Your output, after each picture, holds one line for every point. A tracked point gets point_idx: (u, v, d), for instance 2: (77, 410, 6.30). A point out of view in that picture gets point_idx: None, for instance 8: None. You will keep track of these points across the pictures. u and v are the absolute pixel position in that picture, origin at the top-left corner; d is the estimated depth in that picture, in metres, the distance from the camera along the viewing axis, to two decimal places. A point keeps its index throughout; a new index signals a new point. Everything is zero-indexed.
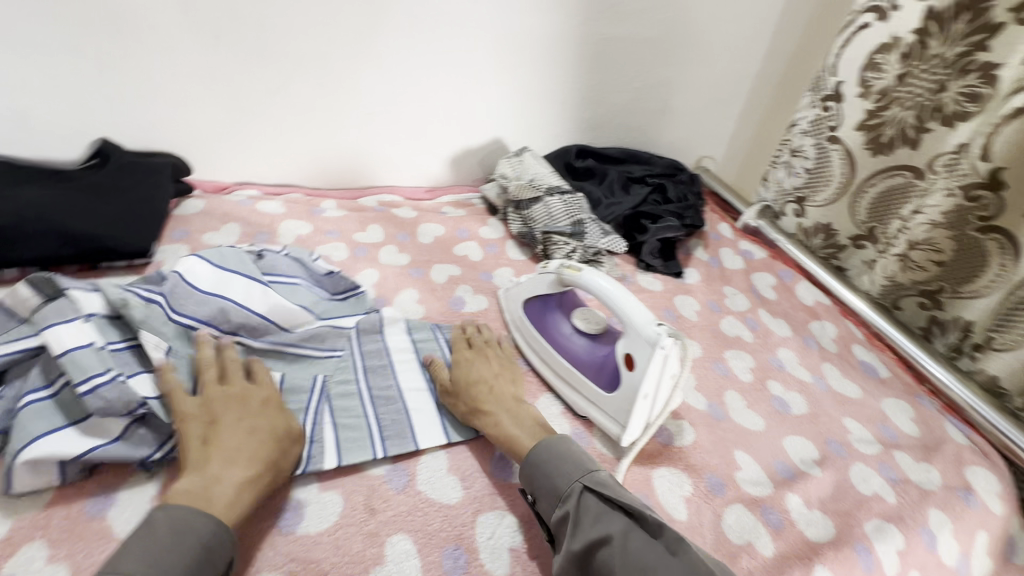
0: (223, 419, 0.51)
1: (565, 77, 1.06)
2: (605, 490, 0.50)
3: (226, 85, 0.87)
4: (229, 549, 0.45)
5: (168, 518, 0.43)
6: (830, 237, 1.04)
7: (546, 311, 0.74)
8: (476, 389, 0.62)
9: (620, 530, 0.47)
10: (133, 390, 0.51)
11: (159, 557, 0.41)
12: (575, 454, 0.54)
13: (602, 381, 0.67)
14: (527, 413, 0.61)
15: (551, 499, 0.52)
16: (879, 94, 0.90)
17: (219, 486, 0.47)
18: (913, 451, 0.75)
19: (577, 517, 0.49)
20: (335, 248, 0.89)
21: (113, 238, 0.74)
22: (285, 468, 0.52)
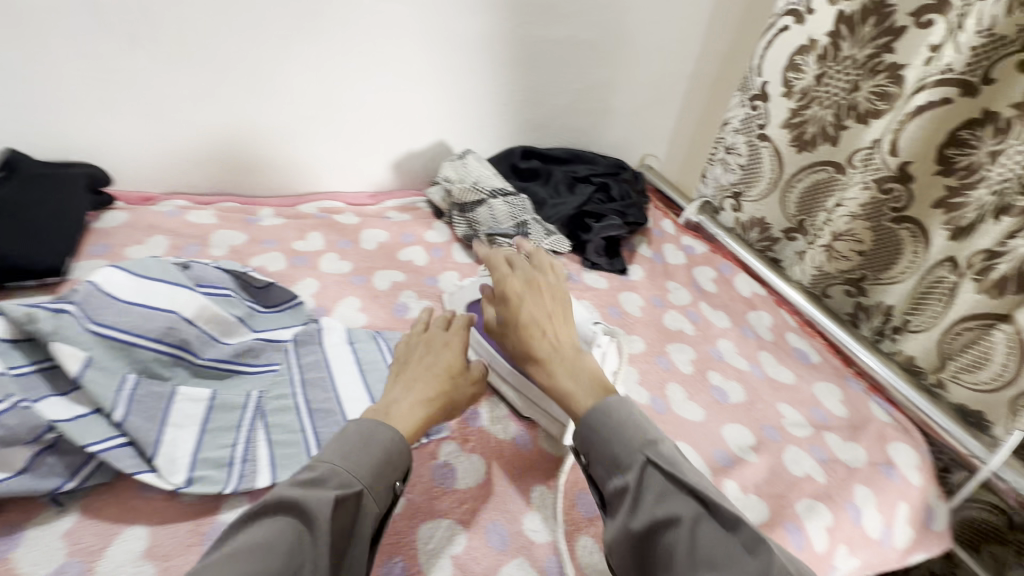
0: (409, 362, 0.59)
1: (505, 79, 1.07)
2: (672, 469, 0.46)
3: (147, 91, 0.83)
4: (404, 461, 0.49)
5: (356, 427, 0.48)
6: (765, 231, 1.09)
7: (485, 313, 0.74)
8: (529, 334, 0.59)
9: (687, 515, 0.44)
10: (37, 415, 0.47)
11: (351, 452, 0.46)
12: (641, 424, 0.50)
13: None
14: (586, 368, 0.57)
15: (610, 468, 0.49)
16: (800, 93, 0.95)
17: (396, 406, 0.53)
18: (841, 432, 0.79)
19: (639, 493, 0.46)
20: (272, 257, 0.86)
21: (20, 255, 0.69)
22: (457, 400, 0.57)
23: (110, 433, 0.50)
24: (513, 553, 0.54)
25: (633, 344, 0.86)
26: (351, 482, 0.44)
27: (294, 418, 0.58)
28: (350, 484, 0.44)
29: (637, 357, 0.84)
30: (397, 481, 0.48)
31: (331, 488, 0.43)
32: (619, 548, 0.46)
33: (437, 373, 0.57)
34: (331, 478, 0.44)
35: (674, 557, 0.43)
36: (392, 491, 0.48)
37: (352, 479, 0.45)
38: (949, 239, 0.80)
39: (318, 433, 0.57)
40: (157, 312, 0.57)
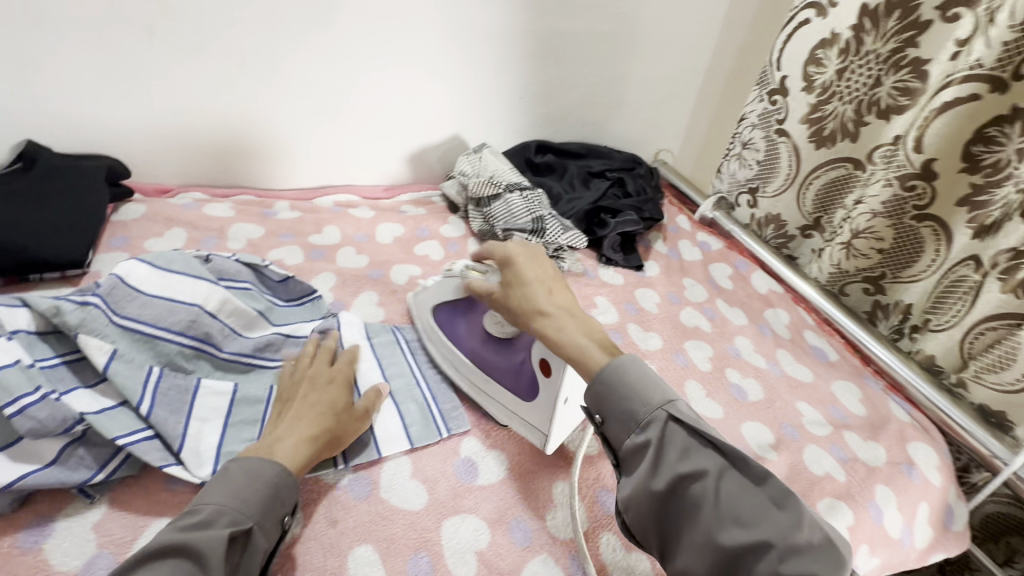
0: (293, 398, 0.55)
1: (521, 73, 1.06)
2: (695, 426, 0.46)
3: (164, 83, 0.82)
4: (292, 493, 0.47)
5: (241, 466, 0.46)
6: (780, 228, 1.08)
7: (457, 319, 0.70)
8: (531, 293, 0.57)
9: (713, 470, 0.44)
10: (67, 407, 0.47)
11: (239, 491, 0.44)
12: (657, 381, 0.49)
13: (521, 389, 0.62)
14: (593, 324, 0.55)
15: (626, 426, 0.48)
16: (821, 88, 0.93)
17: (280, 444, 0.49)
18: (861, 431, 0.79)
19: (661, 447, 0.46)
20: (289, 251, 0.86)
21: (43, 247, 0.69)
22: (341, 439, 0.54)
23: (138, 425, 0.51)
24: (537, 549, 0.54)
25: (650, 342, 0.86)
26: (241, 521, 0.42)
27: None
28: (240, 522, 0.42)
29: (654, 354, 0.84)
30: (286, 515, 0.47)
31: (221, 528, 0.41)
32: (639, 504, 0.46)
33: (321, 409, 0.53)
34: (218, 518, 0.42)
35: (699, 511, 0.43)
36: (282, 526, 0.46)
37: (242, 517, 0.43)
38: (972, 237, 0.79)
39: None
40: (180, 305, 0.57)
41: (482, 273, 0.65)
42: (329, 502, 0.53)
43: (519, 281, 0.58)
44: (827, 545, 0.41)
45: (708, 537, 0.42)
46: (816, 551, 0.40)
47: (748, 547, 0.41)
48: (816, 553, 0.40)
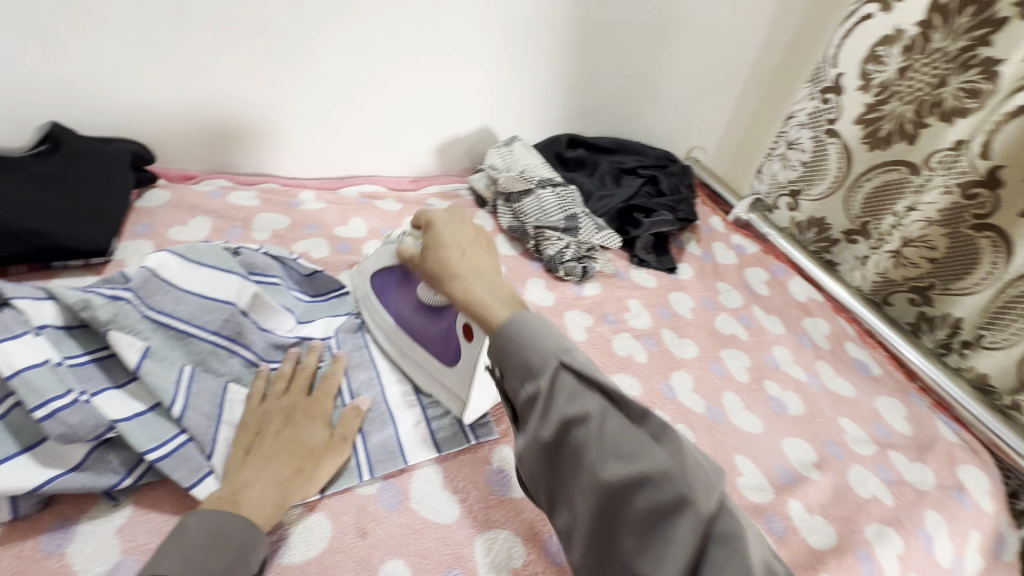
0: (264, 432, 0.51)
1: (556, 63, 1.02)
2: (585, 370, 0.39)
3: (190, 65, 0.79)
4: (260, 549, 0.44)
5: (199, 522, 0.42)
6: (822, 231, 1.05)
7: (393, 284, 0.65)
8: (446, 254, 0.50)
9: (597, 413, 0.37)
10: (98, 414, 0.46)
11: (197, 555, 0.40)
12: (552, 329, 0.42)
13: (445, 356, 0.59)
14: (504, 284, 0.48)
15: (518, 376, 0.41)
16: (879, 87, 0.89)
17: (247, 491, 0.46)
18: (908, 451, 0.75)
19: (549, 396, 0.39)
20: (315, 244, 0.83)
21: (67, 234, 0.67)
22: (318, 476, 0.50)
23: (169, 433, 0.49)
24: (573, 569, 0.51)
25: (685, 349, 0.82)
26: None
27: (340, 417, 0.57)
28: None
29: (689, 363, 0.80)
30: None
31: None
32: (532, 457, 0.39)
33: (295, 448, 0.50)
34: None
35: (583, 460, 0.37)
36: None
37: None
38: None
39: (367, 438, 0.56)
40: (213, 301, 0.56)
41: (415, 239, 0.59)
42: (358, 512, 0.51)
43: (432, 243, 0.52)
44: (710, 474, 0.35)
45: (591, 481, 0.36)
46: (699, 490, 0.34)
47: (630, 487, 0.35)
48: (699, 489, 0.34)
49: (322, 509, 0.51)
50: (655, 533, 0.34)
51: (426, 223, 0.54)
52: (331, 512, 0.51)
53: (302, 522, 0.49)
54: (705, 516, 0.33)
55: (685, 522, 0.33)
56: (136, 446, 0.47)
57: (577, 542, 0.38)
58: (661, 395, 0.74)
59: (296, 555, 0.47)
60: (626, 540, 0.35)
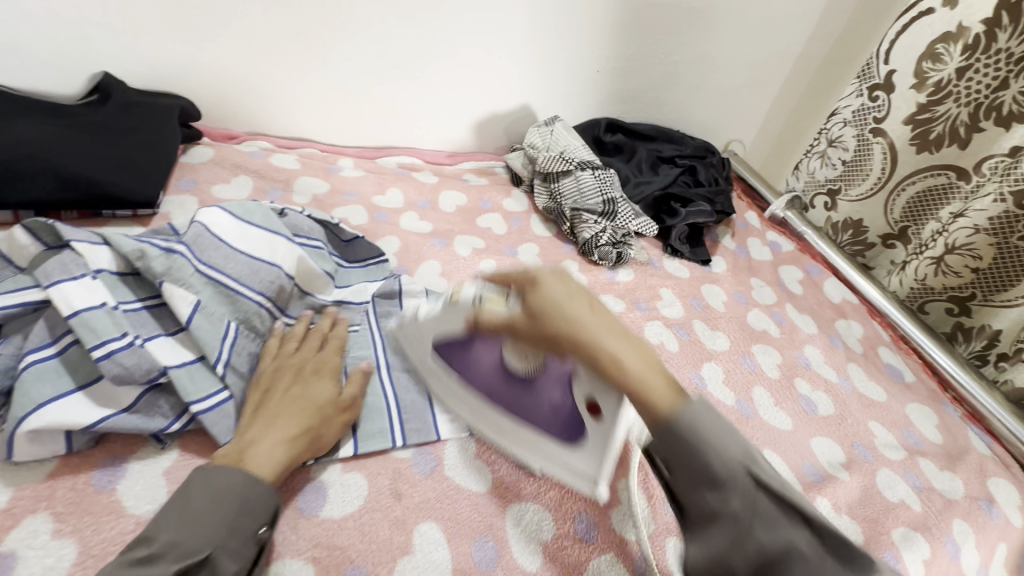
0: (272, 390, 0.50)
1: (602, 45, 1.00)
2: (782, 492, 0.36)
3: (240, 25, 0.79)
4: (272, 498, 0.43)
5: (200, 478, 0.41)
6: (858, 234, 1.04)
7: (464, 353, 0.55)
8: (572, 312, 0.43)
9: (806, 546, 0.34)
10: (152, 357, 0.47)
11: (195, 513, 0.40)
12: (735, 431, 0.38)
13: (560, 431, 0.52)
14: (649, 348, 0.43)
15: (697, 481, 0.38)
16: (934, 86, 0.86)
17: (254, 449, 0.45)
18: (937, 459, 0.74)
19: (742, 521, 0.36)
20: (353, 211, 0.83)
21: (117, 183, 0.67)
22: (326, 439, 0.49)
23: (212, 388, 0.50)
24: (602, 548, 0.51)
25: (716, 342, 0.82)
26: (194, 550, 0.38)
27: (375, 383, 0.57)
28: (193, 552, 0.38)
29: (720, 355, 0.80)
30: (261, 527, 0.42)
31: (168, 565, 0.37)
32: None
33: (304, 406, 0.48)
34: (170, 552, 0.38)
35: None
36: (256, 541, 0.41)
37: (195, 546, 0.38)
38: None
39: (401, 406, 0.57)
40: (260, 264, 0.57)
41: (501, 300, 0.49)
42: (393, 473, 0.52)
43: (545, 300, 0.44)
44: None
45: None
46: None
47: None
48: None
49: (358, 467, 0.52)
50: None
51: (531, 276, 0.46)
52: (368, 472, 0.52)
53: (340, 480, 0.50)
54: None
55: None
56: (183, 396, 0.48)
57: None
58: (691, 384, 0.74)
59: (333, 510, 0.48)
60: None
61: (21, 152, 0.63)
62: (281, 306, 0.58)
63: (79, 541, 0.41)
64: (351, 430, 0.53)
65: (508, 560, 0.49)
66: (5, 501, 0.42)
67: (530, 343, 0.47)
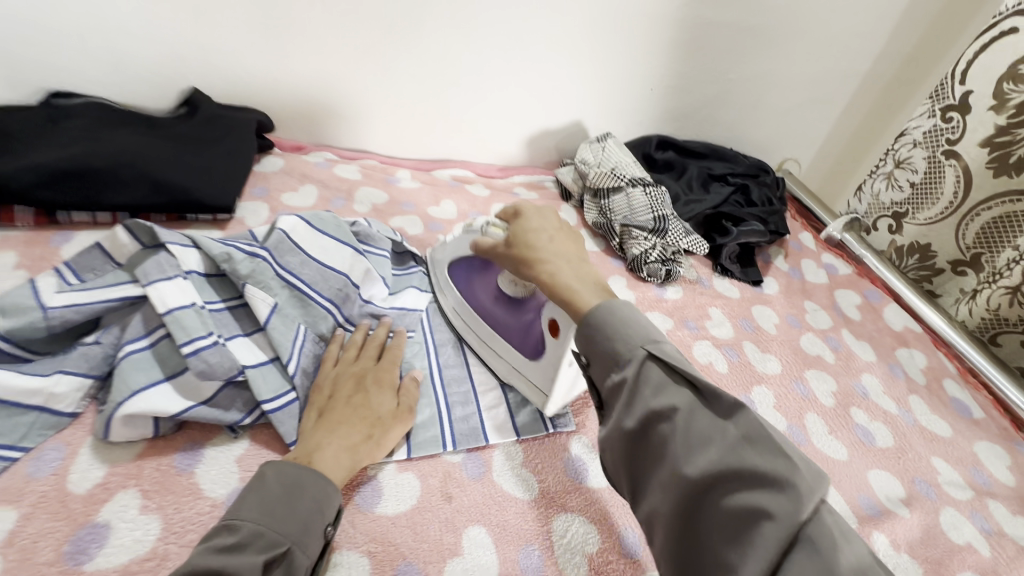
0: (336, 397, 0.52)
1: (658, 63, 1.01)
2: (670, 359, 0.39)
3: (317, 45, 0.85)
4: (336, 499, 0.45)
5: (277, 473, 0.43)
6: (926, 259, 1.01)
7: (472, 275, 0.67)
8: (533, 238, 0.53)
9: (685, 405, 0.37)
10: (232, 356, 0.51)
11: (274, 507, 0.42)
12: (641, 320, 0.42)
13: (526, 348, 0.60)
14: (591, 271, 0.50)
15: (606, 364, 0.42)
16: (1016, 108, 0.81)
17: (320, 453, 0.47)
18: (1010, 502, 0.70)
19: (636, 387, 0.40)
20: (410, 221, 0.87)
21: (200, 188, 0.73)
22: (385, 445, 0.52)
23: (283, 388, 0.54)
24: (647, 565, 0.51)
25: (767, 365, 0.80)
26: (277, 543, 0.40)
27: (427, 389, 0.61)
28: (276, 545, 0.40)
29: (772, 379, 0.78)
30: (327, 526, 0.44)
31: (256, 554, 0.38)
32: (614, 444, 0.40)
33: (366, 415, 0.51)
34: (254, 541, 0.39)
35: (665, 446, 0.37)
36: (323, 539, 0.43)
37: (277, 537, 0.40)
38: None
39: (451, 412, 0.59)
40: (332, 273, 0.61)
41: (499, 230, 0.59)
42: (444, 476, 0.54)
43: (519, 228, 0.55)
44: (812, 471, 0.34)
45: (671, 473, 0.36)
46: (792, 493, 0.32)
47: (714, 480, 0.35)
48: (797, 494, 0.32)
49: (411, 468, 0.54)
50: (745, 533, 0.33)
51: (516, 212, 0.57)
52: (420, 473, 0.53)
53: (394, 479, 0.52)
54: (800, 510, 0.32)
55: (771, 526, 0.32)
56: (257, 395, 0.51)
57: (654, 537, 0.38)
58: None
59: (388, 507, 0.50)
60: (708, 537, 0.34)
61: (121, 160, 0.69)
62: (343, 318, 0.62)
63: (163, 518, 0.44)
64: (406, 437, 0.55)
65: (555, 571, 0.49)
66: (101, 475, 0.46)
67: (508, 266, 0.56)
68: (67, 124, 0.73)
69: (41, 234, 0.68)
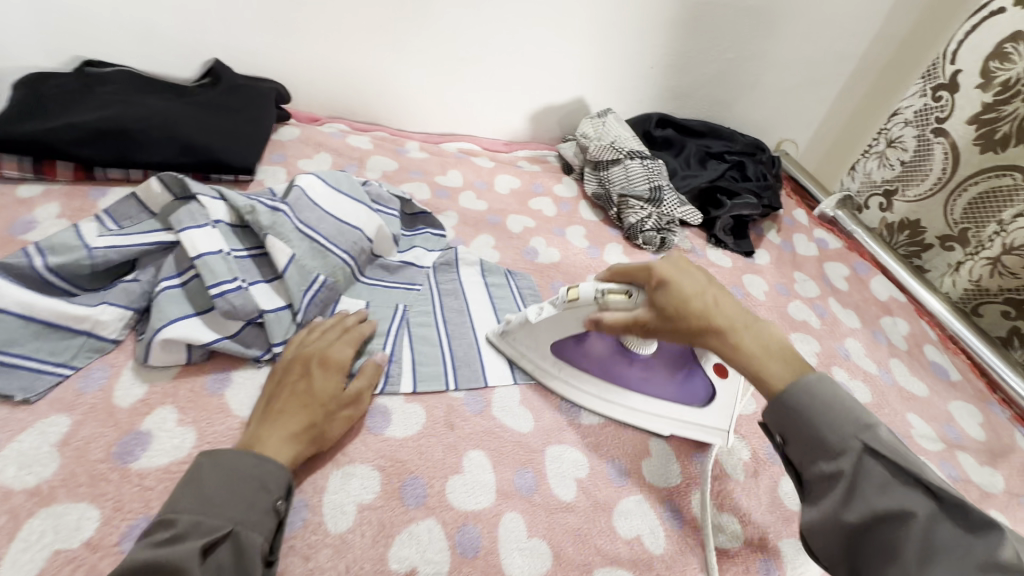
0: (281, 384, 0.51)
1: (659, 41, 1.04)
2: (890, 454, 0.39)
3: (333, 20, 0.89)
4: (280, 474, 0.44)
5: (210, 463, 0.43)
6: (915, 235, 1.04)
7: (581, 345, 0.61)
8: (702, 303, 0.48)
9: (923, 512, 0.37)
10: (254, 300, 0.56)
11: (211, 494, 0.42)
12: (850, 402, 0.42)
13: (691, 396, 0.60)
14: (772, 333, 0.47)
15: (812, 450, 0.42)
16: (1001, 86, 0.85)
17: (259, 444, 0.46)
18: (979, 455, 0.74)
19: (854, 480, 0.40)
20: (418, 187, 0.91)
21: (222, 150, 0.77)
22: (333, 428, 0.50)
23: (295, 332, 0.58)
24: (633, 490, 0.56)
25: None
26: (216, 526, 0.40)
27: (432, 334, 0.65)
28: (215, 528, 0.40)
29: None
30: (277, 500, 0.43)
31: (194, 540, 0.39)
32: (828, 534, 0.40)
33: (306, 402, 0.49)
34: (193, 529, 0.40)
35: (898, 557, 0.36)
36: (274, 514, 0.43)
37: (216, 521, 0.40)
38: None
39: (453, 352, 0.64)
40: (348, 228, 0.66)
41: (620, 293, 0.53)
42: (447, 409, 0.58)
43: (677, 299, 0.48)
44: None
45: None
46: None
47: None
48: None
49: (418, 400, 0.58)
50: None
51: (661, 282, 0.50)
52: (426, 404, 0.58)
53: (401, 408, 0.57)
54: None
55: None
56: (270, 335, 0.57)
57: None
58: None
59: (396, 431, 0.55)
60: None
61: (152, 123, 0.75)
62: (357, 271, 0.67)
63: (196, 430, 0.50)
64: (412, 372, 0.60)
65: (547, 492, 0.54)
66: (142, 393, 0.51)
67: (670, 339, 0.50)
68: (101, 89, 0.78)
69: (78, 189, 0.73)
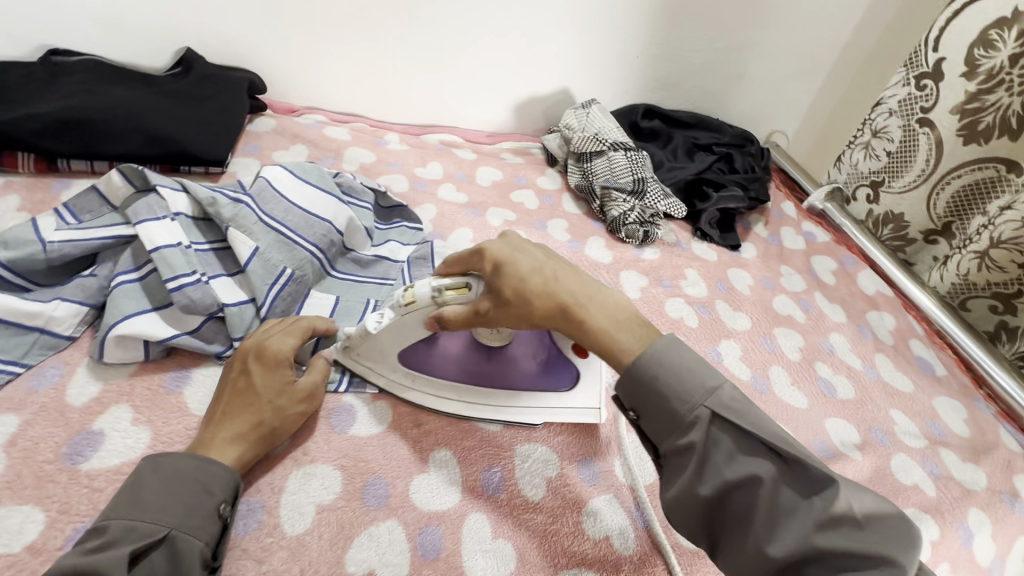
0: (227, 381, 0.49)
1: (644, 30, 1.02)
2: (734, 418, 0.40)
3: (307, 8, 0.87)
4: (224, 476, 0.43)
5: (150, 467, 0.42)
6: (900, 229, 1.03)
7: (429, 348, 0.57)
8: (542, 283, 0.47)
9: (766, 474, 0.38)
10: (214, 294, 0.55)
11: (149, 499, 0.40)
12: (698, 367, 0.42)
13: (556, 381, 0.58)
14: (617, 300, 0.47)
15: (665, 424, 0.42)
16: (986, 74, 0.83)
17: (207, 447, 0.45)
18: (962, 451, 0.73)
19: (705, 453, 0.40)
20: (396, 179, 0.90)
21: (190, 142, 0.76)
22: (283, 423, 0.48)
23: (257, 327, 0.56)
24: (603, 489, 0.54)
25: (737, 321, 0.83)
26: (152, 531, 0.39)
27: None
28: (151, 533, 0.39)
29: (740, 334, 0.81)
30: (221, 504, 0.42)
31: (125, 546, 0.38)
32: (686, 510, 0.40)
33: (251, 402, 0.47)
34: (127, 534, 0.38)
35: (751, 521, 0.38)
36: (218, 518, 0.42)
37: (151, 526, 0.39)
38: None
39: None
40: (317, 221, 0.64)
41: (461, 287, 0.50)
42: (415, 406, 0.57)
43: (518, 281, 0.47)
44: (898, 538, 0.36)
45: (757, 548, 0.37)
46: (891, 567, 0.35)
47: (798, 558, 0.36)
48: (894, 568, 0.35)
49: (385, 398, 0.57)
50: None
51: (495, 264, 0.48)
52: (393, 402, 0.57)
53: (368, 406, 0.56)
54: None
55: None
56: (231, 330, 0.55)
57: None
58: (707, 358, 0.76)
59: (362, 429, 0.54)
60: None
61: (117, 114, 0.73)
62: (327, 266, 0.65)
63: (152, 430, 0.48)
64: (380, 370, 0.58)
65: (514, 491, 0.52)
66: (96, 391, 0.50)
67: (524, 323, 0.48)
68: (67, 78, 0.76)
69: (41, 181, 0.72)
